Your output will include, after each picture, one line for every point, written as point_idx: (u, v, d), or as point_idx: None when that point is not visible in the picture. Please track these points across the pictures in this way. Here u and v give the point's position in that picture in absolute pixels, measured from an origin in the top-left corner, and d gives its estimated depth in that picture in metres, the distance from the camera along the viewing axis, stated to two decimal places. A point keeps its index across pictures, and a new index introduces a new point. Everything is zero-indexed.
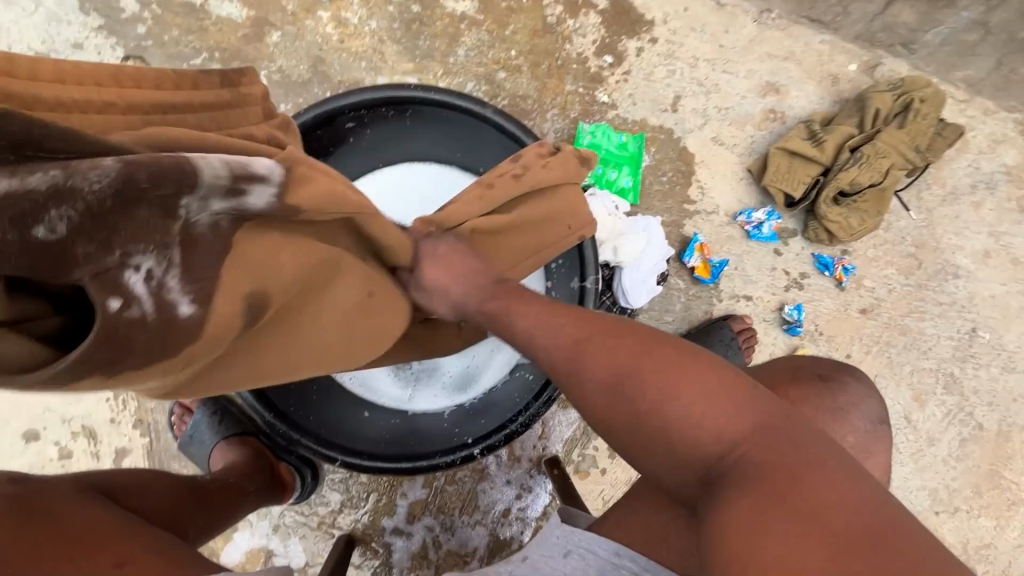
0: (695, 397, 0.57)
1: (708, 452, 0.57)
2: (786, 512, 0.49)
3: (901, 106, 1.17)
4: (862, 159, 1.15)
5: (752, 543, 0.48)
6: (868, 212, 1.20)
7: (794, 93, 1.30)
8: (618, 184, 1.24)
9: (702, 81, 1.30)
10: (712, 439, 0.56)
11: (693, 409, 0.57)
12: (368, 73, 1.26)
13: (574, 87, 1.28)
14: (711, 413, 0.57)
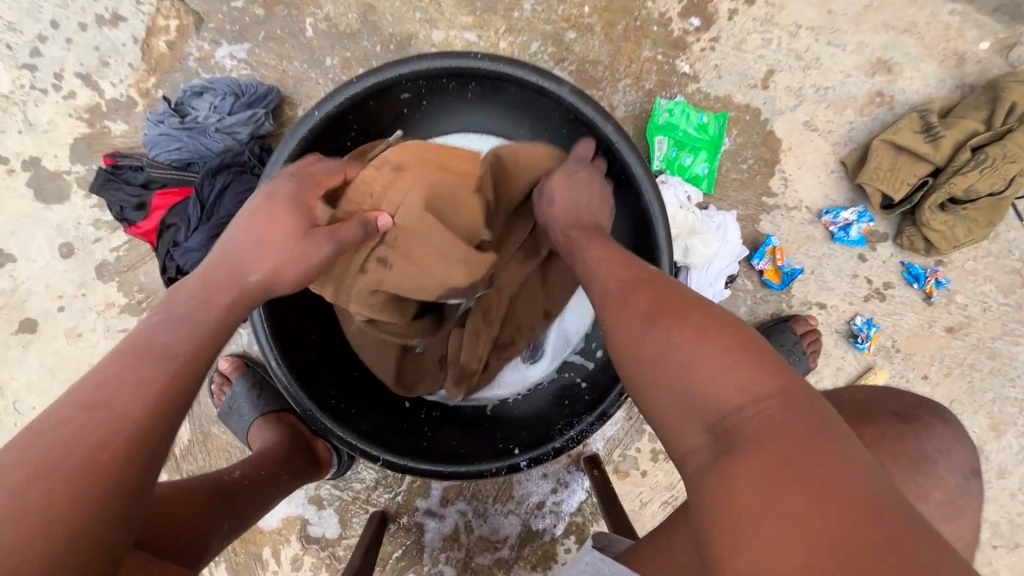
0: (715, 343, 0.52)
1: (722, 401, 0.50)
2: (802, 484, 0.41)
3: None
4: (986, 162, 0.99)
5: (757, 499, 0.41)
6: (983, 222, 1.05)
7: (908, 73, 1.13)
8: (691, 171, 1.11)
9: (802, 53, 1.13)
10: (728, 389, 0.50)
11: (719, 366, 0.51)
12: (422, 26, 1.13)
13: (653, 53, 1.13)
14: (733, 367, 0.50)
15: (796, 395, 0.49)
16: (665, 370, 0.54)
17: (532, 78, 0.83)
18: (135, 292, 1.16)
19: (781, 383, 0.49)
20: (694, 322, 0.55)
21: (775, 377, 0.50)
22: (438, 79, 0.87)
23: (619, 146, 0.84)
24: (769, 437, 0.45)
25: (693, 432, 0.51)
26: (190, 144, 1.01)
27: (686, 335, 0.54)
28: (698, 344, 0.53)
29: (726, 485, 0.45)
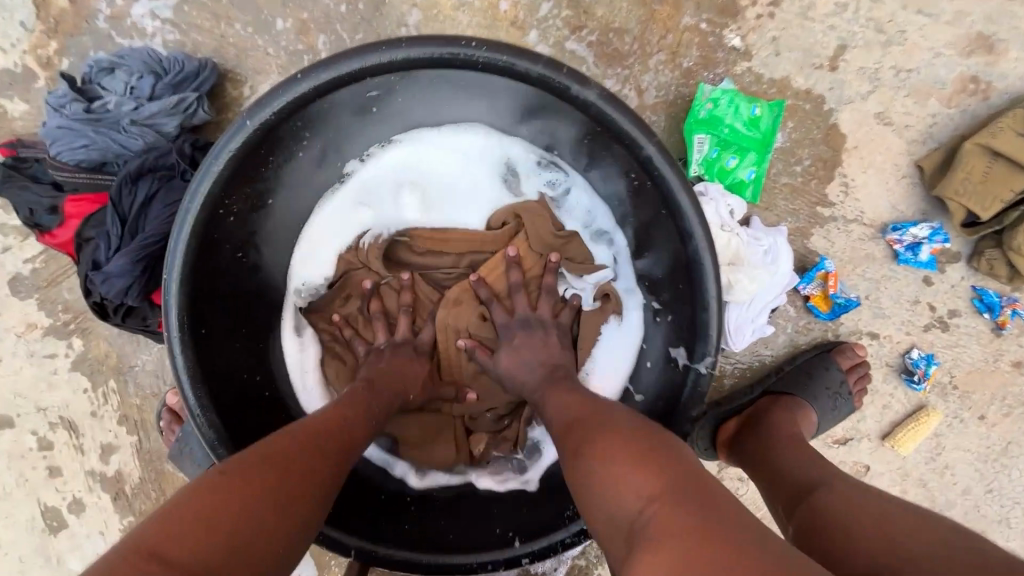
0: (619, 444, 0.51)
1: (626, 508, 0.47)
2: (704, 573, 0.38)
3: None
4: None
5: None
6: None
7: (1013, 54, 0.90)
8: (735, 176, 0.90)
9: (883, 24, 0.89)
10: (632, 493, 0.47)
11: (623, 471, 0.49)
12: None
13: (695, 20, 0.89)
14: (622, 459, 0.50)
15: (690, 476, 0.47)
16: (575, 480, 0.53)
17: (542, 75, 0.61)
18: (60, 312, 0.97)
19: (670, 466, 0.48)
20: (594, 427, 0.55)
21: (665, 462, 0.49)
22: (416, 74, 0.65)
23: (660, 171, 0.62)
24: (653, 531, 0.43)
25: (615, 548, 0.48)
26: (100, 140, 0.79)
27: (603, 438, 0.53)
28: (597, 445, 0.53)
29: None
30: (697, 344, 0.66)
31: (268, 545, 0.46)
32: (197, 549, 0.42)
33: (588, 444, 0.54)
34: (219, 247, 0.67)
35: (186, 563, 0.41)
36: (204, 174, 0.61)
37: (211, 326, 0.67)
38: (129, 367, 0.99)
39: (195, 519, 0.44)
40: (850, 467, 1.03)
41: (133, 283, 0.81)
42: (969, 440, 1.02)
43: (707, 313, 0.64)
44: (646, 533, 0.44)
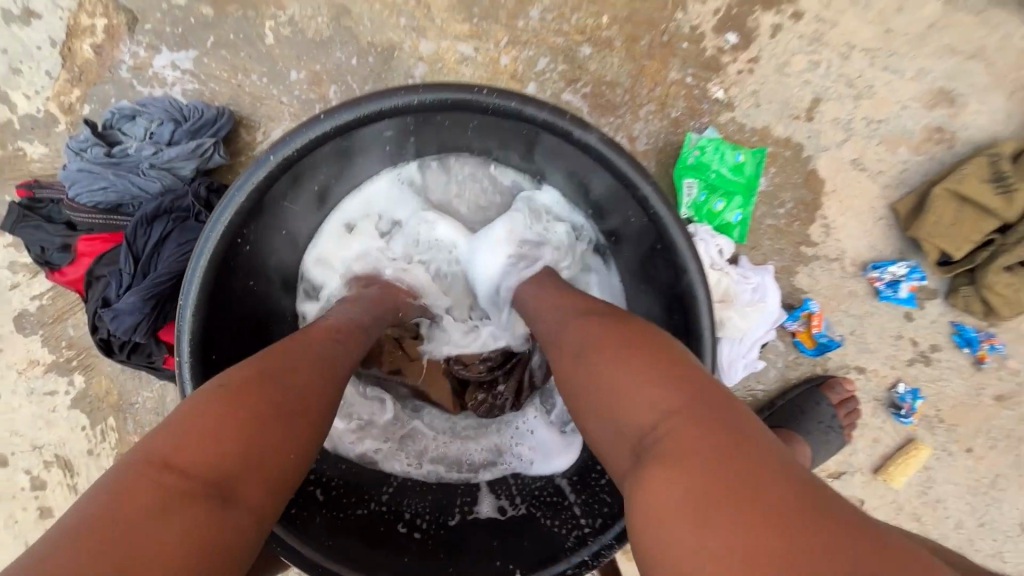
0: (627, 359, 0.54)
1: (636, 421, 0.50)
2: (696, 477, 0.42)
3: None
4: None
5: (653, 517, 0.43)
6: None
7: (973, 107, 0.97)
8: (722, 218, 0.95)
9: (853, 80, 0.97)
10: (641, 408, 0.50)
11: (628, 391, 0.52)
12: (409, 35, 0.94)
13: (681, 75, 0.96)
14: (619, 362, 0.54)
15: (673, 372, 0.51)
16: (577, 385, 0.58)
17: (549, 120, 0.65)
18: (63, 348, 0.97)
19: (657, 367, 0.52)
20: (586, 336, 0.59)
21: (653, 363, 0.52)
22: (430, 115, 0.69)
23: (657, 210, 0.66)
24: (647, 418, 0.49)
25: (618, 460, 0.52)
26: (119, 183, 0.83)
27: (604, 358, 0.55)
28: (589, 354, 0.57)
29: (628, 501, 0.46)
30: None
31: (276, 457, 0.51)
32: (209, 460, 0.46)
33: (581, 352, 0.58)
34: (232, 276, 0.69)
35: (201, 471, 0.46)
36: (227, 205, 0.63)
37: (219, 353, 0.69)
38: (130, 404, 0.99)
39: (200, 435, 0.48)
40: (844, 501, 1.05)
41: (142, 321, 0.82)
42: (959, 473, 1.04)
43: (698, 345, 0.67)
44: (638, 424, 0.49)
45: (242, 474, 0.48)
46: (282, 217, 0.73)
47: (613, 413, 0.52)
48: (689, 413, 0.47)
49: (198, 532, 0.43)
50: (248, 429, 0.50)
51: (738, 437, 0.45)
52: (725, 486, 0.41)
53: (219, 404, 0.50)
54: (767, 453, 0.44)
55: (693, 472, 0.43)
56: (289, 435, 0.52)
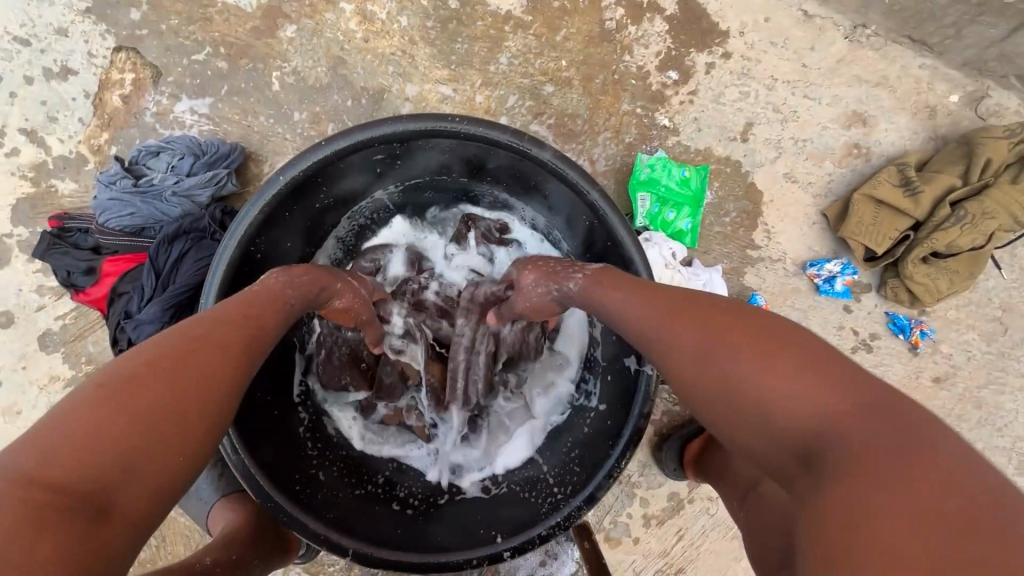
0: (761, 345, 0.52)
1: (802, 423, 0.46)
2: (880, 480, 0.40)
3: (1016, 155, 1.01)
4: (966, 219, 1.00)
5: (847, 526, 0.39)
6: (967, 272, 1.06)
7: (883, 126, 1.14)
8: (674, 226, 1.09)
9: (779, 106, 1.13)
10: (795, 415, 0.47)
11: (787, 389, 0.48)
12: (396, 80, 1.09)
13: (632, 107, 1.12)
14: (738, 348, 0.52)
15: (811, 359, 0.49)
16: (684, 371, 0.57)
17: (513, 141, 0.77)
18: (83, 364, 1.06)
19: (787, 356, 0.50)
20: (690, 319, 0.58)
21: (788, 352, 0.50)
22: (414, 141, 0.81)
23: (606, 215, 0.78)
24: (783, 409, 0.48)
25: (781, 464, 0.48)
26: (145, 209, 0.95)
27: (730, 354, 0.53)
28: (691, 337, 0.57)
29: (812, 513, 0.42)
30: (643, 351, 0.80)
31: (160, 447, 0.47)
32: (75, 463, 0.43)
33: (679, 335, 0.58)
34: (246, 281, 0.80)
35: (79, 484, 0.42)
36: (242, 220, 0.74)
37: None
38: None
39: (68, 443, 0.43)
40: None
41: (160, 329, 0.92)
42: None
43: None
44: (776, 413, 0.48)
45: (127, 474, 0.45)
46: (286, 231, 0.84)
47: (735, 398, 0.51)
48: (861, 411, 0.44)
49: (74, 538, 0.41)
50: (138, 424, 0.47)
51: (918, 439, 0.42)
52: (911, 489, 0.39)
53: (93, 402, 0.46)
54: (943, 446, 0.41)
55: (867, 471, 0.41)
56: (181, 431, 0.49)
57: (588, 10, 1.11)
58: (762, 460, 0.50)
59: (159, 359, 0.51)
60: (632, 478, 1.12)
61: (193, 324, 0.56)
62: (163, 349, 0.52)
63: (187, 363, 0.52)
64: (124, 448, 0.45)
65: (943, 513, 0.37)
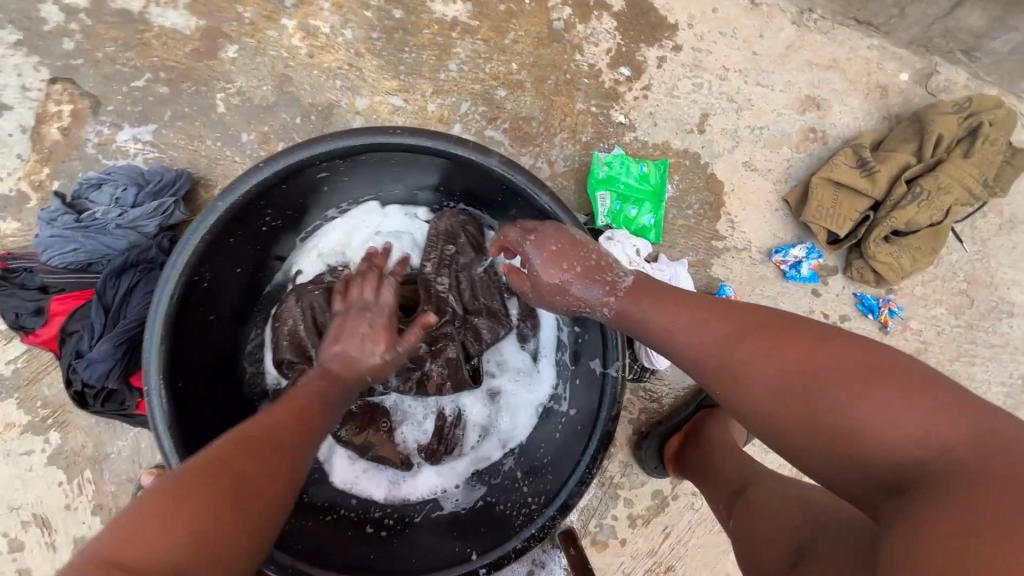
0: (858, 377, 0.56)
1: (901, 452, 0.53)
2: (977, 504, 0.45)
3: (966, 129, 1.03)
4: (922, 195, 1.01)
5: (947, 542, 0.44)
6: (928, 247, 1.06)
7: (836, 108, 1.14)
8: (637, 223, 1.08)
9: (733, 96, 1.13)
10: (905, 441, 0.53)
11: (884, 419, 0.54)
12: (345, 94, 1.07)
13: (586, 106, 1.11)
14: (814, 377, 0.59)
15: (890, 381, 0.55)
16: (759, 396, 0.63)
17: (457, 150, 0.76)
18: (38, 408, 1.02)
19: (867, 382, 0.56)
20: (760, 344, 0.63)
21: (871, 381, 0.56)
22: (357, 156, 0.79)
23: (557, 216, 0.77)
24: (865, 433, 0.54)
25: (874, 493, 0.54)
26: (88, 243, 0.91)
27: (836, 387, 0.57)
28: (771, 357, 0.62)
29: (907, 529, 0.47)
30: (606, 351, 0.78)
31: (205, 537, 0.52)
32: (140, 553, 0.49)
33: (747, 357, 0.64)
34: (193, 311, 0.77)
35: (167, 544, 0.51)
36: (180, 252, 0.71)
37: (185, 380, 0.77)
38: (105, 455, 1.03)
39: (154, 522, 0.51)
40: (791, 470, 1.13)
41: (114, 366, 0.90)
42: None
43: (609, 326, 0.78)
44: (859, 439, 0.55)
45: (207, 543, 0.52)
46: (233, 258, 0.81)
47: (817, 420, 0.57)
48: (968, 444, 0.50)
49: None
50: (206, 513, 0.53)
51: (1013, 465, 0.47)
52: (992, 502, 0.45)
53: (174, 496, 0.53)
54: None
55: (956, 492, 0.47)
56: (241, 518, 0.55)
57: (535, 12, 1.10)
58: (848, 488, 0.56)
59: (229, 454, 0.59)
60: (614, 479, 1.11)
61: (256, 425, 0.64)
62: (235, 442, 0.61)
63: (243, 454, 0.59)
64: (207, 520, 0.53)
65: (1010, 522, 0.43)
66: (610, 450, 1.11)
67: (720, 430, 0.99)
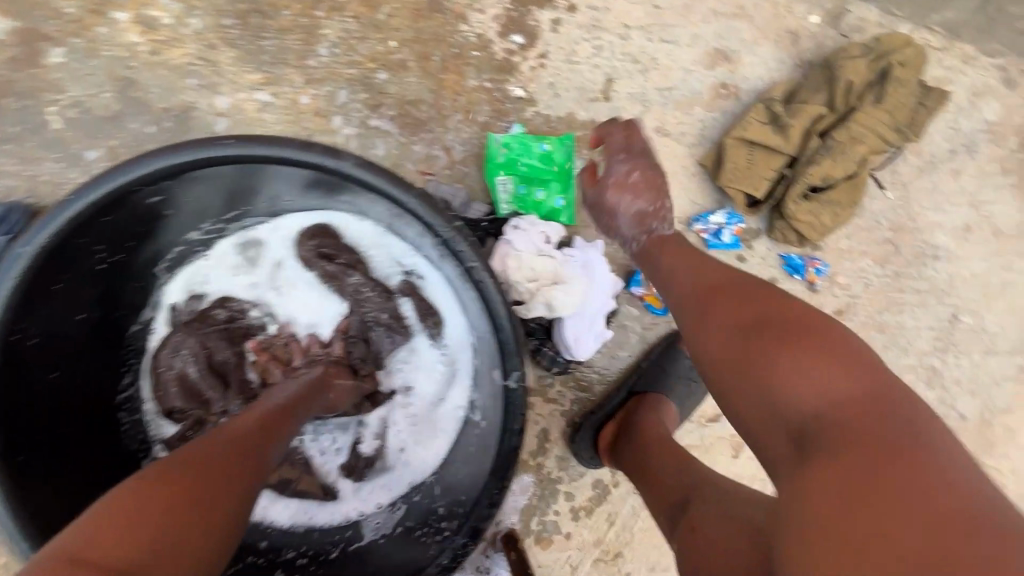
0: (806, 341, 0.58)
1: (807, 406, 0.55)
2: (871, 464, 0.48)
3: (876, 74, 0.99)
4: (834, 147, 0.98)
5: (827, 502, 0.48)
6: (847, 200, 1.02)
7: (747, 59, 1.07)
8: (547, 206, 1.00)
9: (637, 56, 1.05)
10: (816, 397, 0.54)
11: (812, 376, 0.55)
12: (201, 93, 0.94)
13: (479, 82, 1.01)
14: (838, 416, 0.52)
15: (915, 443, 0.48)
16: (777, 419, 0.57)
17: (300, 155, 0.65)
18: None
19: (885, 440, 0.49)
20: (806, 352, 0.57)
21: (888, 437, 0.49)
22: (190, 174, 0.68)
23: (427, 218, 0.68)
24: (864, 477, 0.48)
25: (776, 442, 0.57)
26: None
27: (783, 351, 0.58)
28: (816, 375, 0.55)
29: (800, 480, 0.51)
30: (503, 361, 0.71)
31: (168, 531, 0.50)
32: (106, 551, 0.47)
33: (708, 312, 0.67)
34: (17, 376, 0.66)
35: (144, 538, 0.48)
36: None
37: (28, 453, 0.67)
38: None
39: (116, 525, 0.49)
40: (730, 441, 1.10)
41: None
42: None
43: (502, 333, 0.70)
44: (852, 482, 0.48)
45: (177, 538, 0.50)
46: (65, 304, 0.70)
47: (818, 461, 0.51)
48: (877, 404, 0.52)
49: None
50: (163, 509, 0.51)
51: (906, 436, 0.49)
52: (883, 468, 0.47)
53: (140, 487, 0.52)
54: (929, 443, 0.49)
55: (850, 449, 0.50)
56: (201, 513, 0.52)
57: None
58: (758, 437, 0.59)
59: (197, 455, 0.57)
60: (552, 475, 1.06)
61: (229, 427, 0.63)
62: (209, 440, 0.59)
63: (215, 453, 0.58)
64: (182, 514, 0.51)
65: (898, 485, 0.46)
66: (545, 446, 1.06)
67: (653, 421, 0.95)
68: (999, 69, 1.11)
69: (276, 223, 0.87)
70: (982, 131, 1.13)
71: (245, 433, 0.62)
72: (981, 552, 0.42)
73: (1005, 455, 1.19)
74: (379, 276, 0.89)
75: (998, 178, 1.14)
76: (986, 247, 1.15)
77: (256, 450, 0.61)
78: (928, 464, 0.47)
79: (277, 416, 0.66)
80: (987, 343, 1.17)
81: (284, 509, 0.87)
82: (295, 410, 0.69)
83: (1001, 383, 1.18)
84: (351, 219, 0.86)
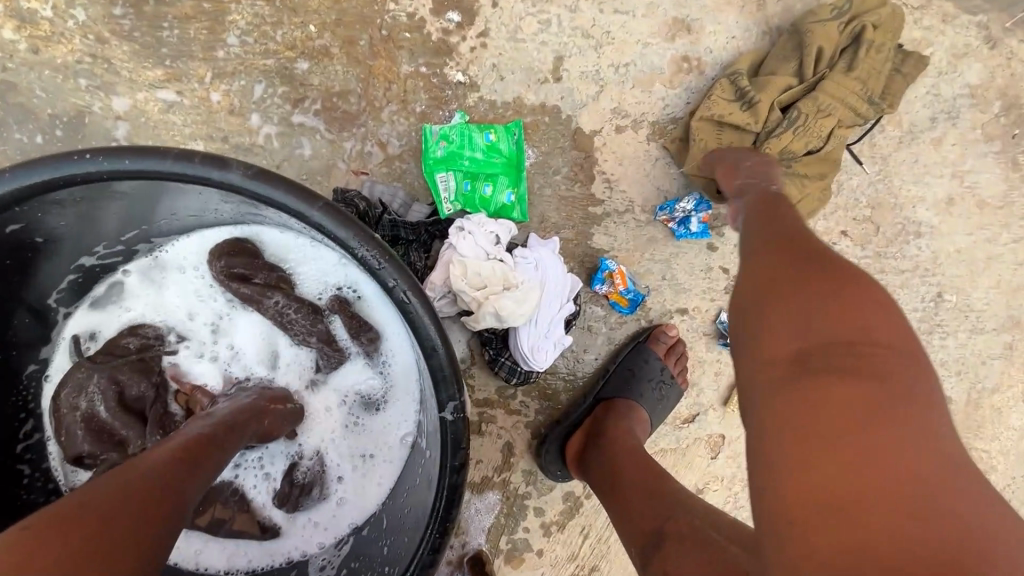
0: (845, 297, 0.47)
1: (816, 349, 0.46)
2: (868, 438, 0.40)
3: (848, 38, 0.89)
4: (798, 120, 0.88)
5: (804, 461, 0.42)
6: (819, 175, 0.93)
7: (710, 28, 0.97)
8: (496, 202, 0.91)
9: (589, 30, 0.94)
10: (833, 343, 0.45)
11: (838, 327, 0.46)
12: (95, 94, 0.83)
13: (413, 67, 0.90)
14: (824, 339, 0.45)
15: (904, 374, 0.43)
16: (757, 348, 0.49)
17: (182, 168, 0.56)
18: None
19: (874, 367, 0.43)
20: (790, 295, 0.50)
21: (876, 366, 0.43)
22: (54, 196, 0.58)
23: (336, 234, 0.58)
24: (854, 413, 0.42)
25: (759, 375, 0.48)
26: None
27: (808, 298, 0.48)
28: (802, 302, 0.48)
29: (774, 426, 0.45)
30: (438, 391, 0.63)
31: None
32: None
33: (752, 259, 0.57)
34: None
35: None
36: None
37: None
38: None
39: None
40: (707, 441, 1.04)
41: None
42: None
43: (434, 360, 0.61)
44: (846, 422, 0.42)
45: None
46: None
47: (798, 392, 0.44)
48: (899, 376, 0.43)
49: None
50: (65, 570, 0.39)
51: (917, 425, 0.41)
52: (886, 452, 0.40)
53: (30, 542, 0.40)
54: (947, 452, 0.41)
55: (853, 414, 0.42)
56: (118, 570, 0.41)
57: None
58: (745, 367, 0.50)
59: (107, 491, 0.45)
60: (519, 490, 0.99)
61: (144, 459, 0.50)
62: (115, 477, 0.47)
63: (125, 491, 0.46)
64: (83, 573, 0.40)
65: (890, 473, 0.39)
66: (510, 461, 0.99)
67: (619, 427, 0.89)
68: (981, 27, 1.03)
69: (187, 240, 0.78)
70: (964, 96, 1.05)
71: (170, 462, 0.51)
72: (968, 509, 0.38)
73: (993, 435, 1.15)
74: (308, 295, 0.80)
75: (982, 145, 1.07)
76: (971, 220, 1.09)
77: (187, 482, 0.51)
78: (917, 431, 0.41)
79: (207, 443, 0.57)
80: (973, 321, 1.11)
81: (218, 551, 0.80)
82: (225, 436, 0.60)
83: (988, 362, 1.13)
84: (271, 235, 0.77)
